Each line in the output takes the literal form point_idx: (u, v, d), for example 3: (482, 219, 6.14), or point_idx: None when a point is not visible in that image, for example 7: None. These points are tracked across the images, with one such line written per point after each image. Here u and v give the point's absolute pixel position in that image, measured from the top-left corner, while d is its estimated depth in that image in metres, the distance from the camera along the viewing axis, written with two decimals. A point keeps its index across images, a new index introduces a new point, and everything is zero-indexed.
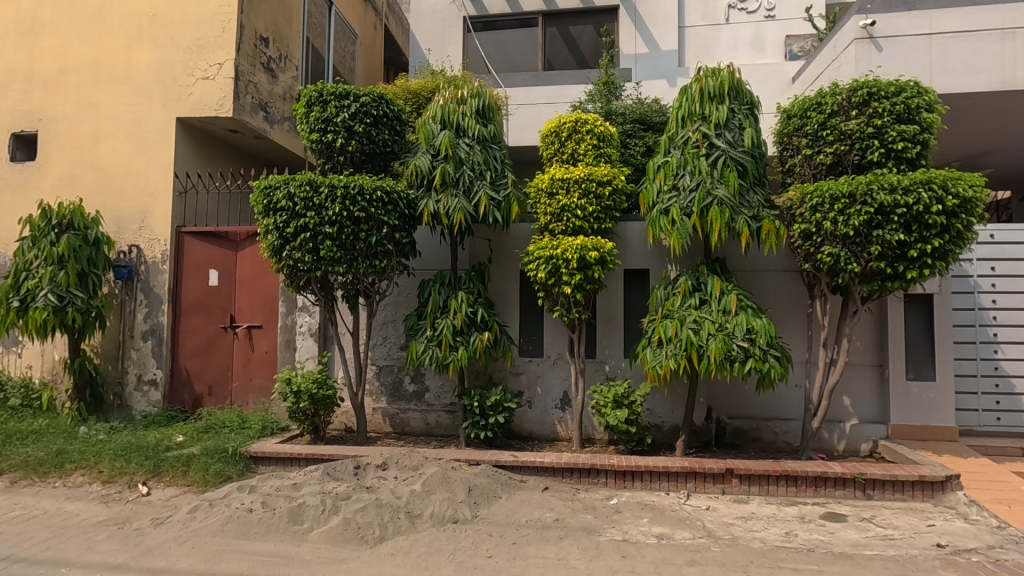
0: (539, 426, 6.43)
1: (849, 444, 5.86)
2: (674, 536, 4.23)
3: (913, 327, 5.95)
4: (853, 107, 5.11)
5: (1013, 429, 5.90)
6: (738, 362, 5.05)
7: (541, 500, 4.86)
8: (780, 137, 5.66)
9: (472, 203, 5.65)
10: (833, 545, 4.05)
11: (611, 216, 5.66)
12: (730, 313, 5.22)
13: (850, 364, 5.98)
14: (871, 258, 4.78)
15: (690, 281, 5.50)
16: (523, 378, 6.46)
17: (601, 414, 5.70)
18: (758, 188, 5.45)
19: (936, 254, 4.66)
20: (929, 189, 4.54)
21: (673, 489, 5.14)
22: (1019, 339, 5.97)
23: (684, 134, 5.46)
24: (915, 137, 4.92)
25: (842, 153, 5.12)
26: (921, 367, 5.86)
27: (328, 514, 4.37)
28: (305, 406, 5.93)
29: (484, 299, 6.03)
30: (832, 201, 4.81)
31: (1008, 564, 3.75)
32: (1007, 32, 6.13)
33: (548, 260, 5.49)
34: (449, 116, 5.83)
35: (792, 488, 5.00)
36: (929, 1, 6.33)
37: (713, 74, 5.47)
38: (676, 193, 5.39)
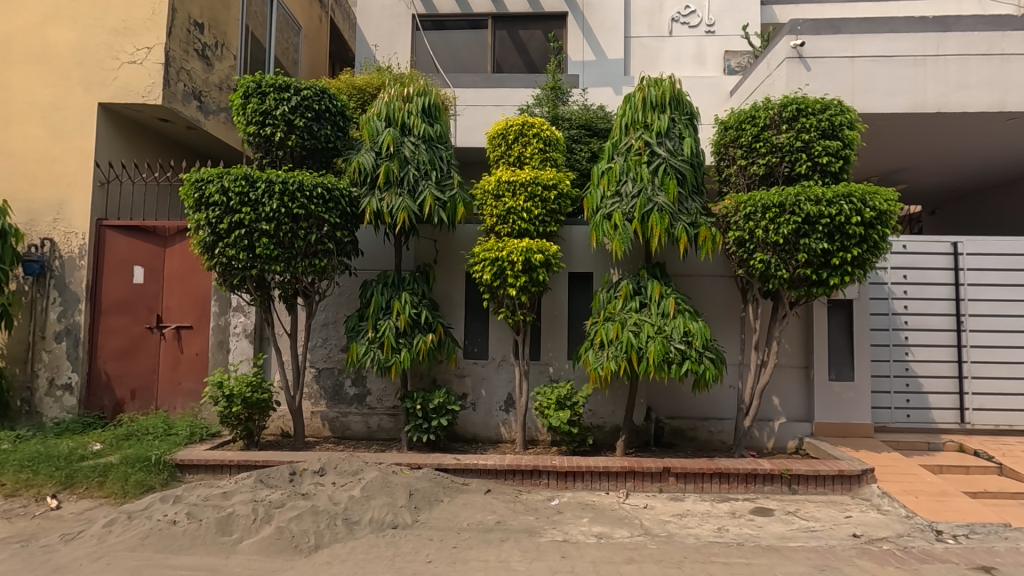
0: (482, 428, 6.40)
1: (777, 441, 6.17)
2: (613, 535, 4.31)
3: (836, 330, 6.33)
4: (783, 122, 5.39)
5: (922, 425, 6.38)
6: (675, 363, 5.21)
7: (483, 503, 4.85)
8: (717, 148, 5.91)
9: (417, 203, 5.57)
10: (761, 539, 4.25)
11: (556, 219, 5.72)
12: (669, 316, 5.38)
13: (779, 366, 6.30)
14: (798, 265, 5.07)
15: (632, 284, 5.65)
16: (467, 381, 6.43)
17: (544, 416, 5.76)
18: (696, 196, 5.65)
19: (856, 262, 4.97)
20: (849, 202, 4.85)
21: (613, 488, 5.25)
22: (927, 342, 6.46)
23: (627, 141, 5.60)
24: (838, 153, 5.23)
25: (774, 165, 5.38)
26: (842, 368, 6.24)
27: (260, 523, 4.18)
28: (238, 410, 5.67)
29: (429, 300, 5.95)
30: (764, 210, 5.05)
31: (916, 551, 4.04)
32: (920, 59, 6.65)
33: (493, 262, 5.49)
34: (394, 114, 5.73)
35: (724, 485, 5.20)
36: (853, 26, 6.76)
37: (655, 84, 5.63)
38: (619, 198, 5.53)
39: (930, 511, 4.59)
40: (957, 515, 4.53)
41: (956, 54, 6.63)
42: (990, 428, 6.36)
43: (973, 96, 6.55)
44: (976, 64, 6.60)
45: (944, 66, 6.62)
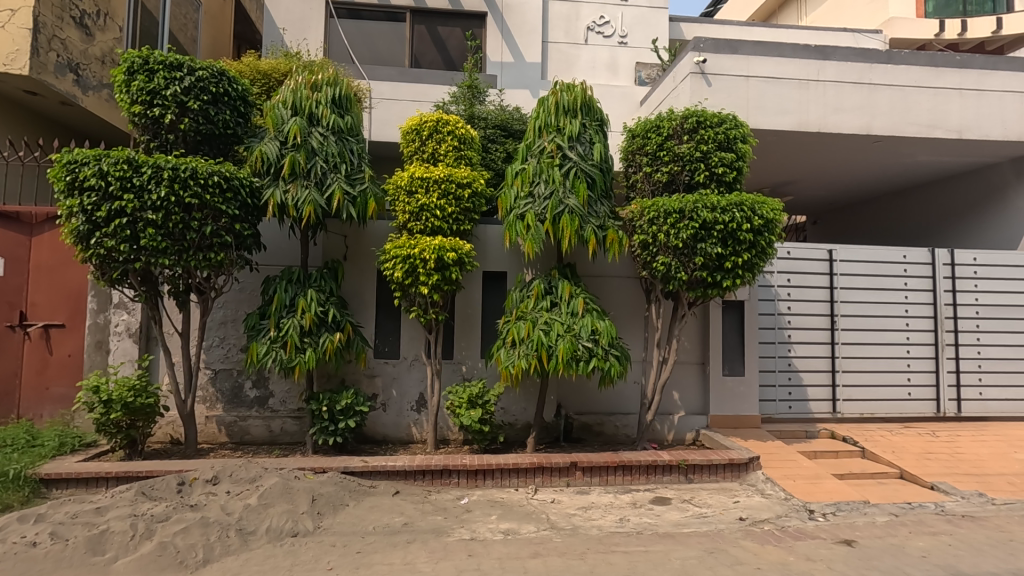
0: (393, 429, 6.27)
1: (677, 434, 6.56)
2: (520, 530, 4.37)
3: (731, 329, 6.82)
4: (685, 132, 5.71)
5: (801, 415, 7.02)
6: (583, 361, 5.37)
7: (391, 505, 4.75)
8: (625, 154, 6.18)
9: (324, 197, 5.34)
10: (658, 527, 4.49)
11: (470, 218, 5.71)
12: (578, 315, 5.54)
13: (679, 362, 6.70)
14: (696, 268, 5.40)
15: (543, 284, 5.77)
16: (377, 381, 6.26)
17: (456, 414, 5.74)
18: (606, 200, 5.86)
19: (746, 266, 5.37)
20: (741, 210, 5.22)
21: (523, 484, 5.33)
22: (806, 339, 7.12)
23: (540, 143, 5.72)
24: (733, 164, 5.60)
25: (675, 173, 5.69)
26: (734, 364, 6.75)
27: (139, 540, 3.84)
28: (118, 416, 5.16)
29: (337, 298, 5.73)
30: (666, 216, 5.35)
31: (791, 530, 4.44)
32: (804, 82, 7.32)
33: (405, 260, 5.40)
34: (301, 102, 5.48)
35: (627, 477, 5.44)
36: (749, 48, 7.30)
37: (567, 89, 5.78)
38: (531, 199, 5.64)
39: (804, 493, 5.08)
40: (826, 495, 5.04)
41: (833, 80, 7.36)
42: (857, 415, 7.12)
43: (847, 120, 7.31)
44: (850, 90, 7.37)
45: (824, 91, 7.33)
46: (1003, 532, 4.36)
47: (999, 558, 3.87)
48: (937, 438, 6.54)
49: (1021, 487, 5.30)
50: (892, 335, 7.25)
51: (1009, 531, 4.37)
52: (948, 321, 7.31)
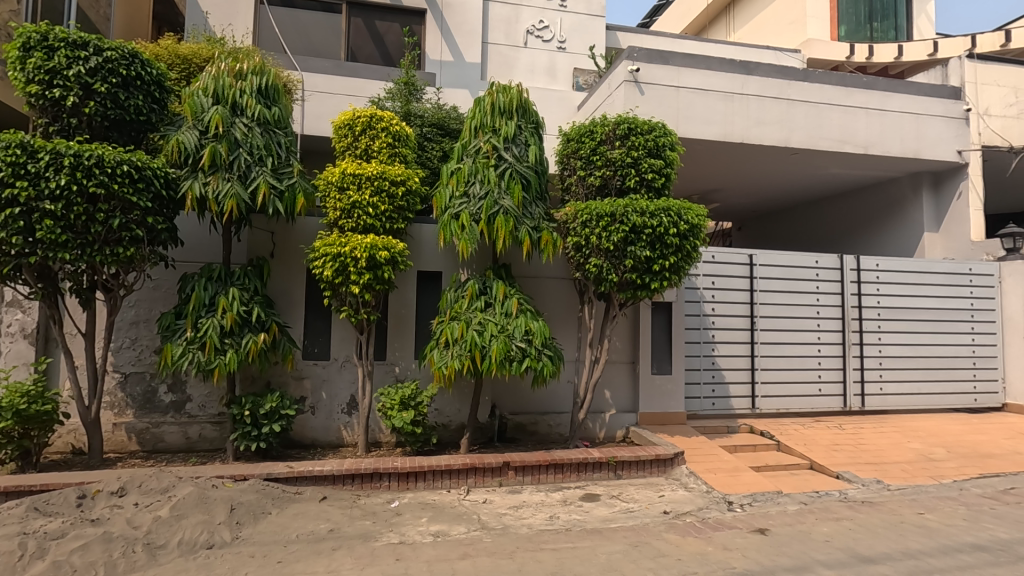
0: (322, 433, 6.07)
1: (608, 432, 6.74)
2: (450, 532, 4.34)
3: (659, 329, 7.08)
4: (617, 138, 5.86)
5: (723, 411, 7.38)
6: (516, 361, 5.39)
7: (316, 511, 4.59)
8: (561, 158, 6.28)
9: (248, 190, 5.10)
10: (586, 523, 4.58)
11: (404, 217, 5.62)
12: (511, 315, 5.56)
13: (611, 362, 6.89)
14: (626, 270, 5.56)
15: (478, 284, 5.77)
16: (305, 383, 6.04)
17: (388, 417, 5.63)
18: (541, 202, 5.93)
19: (672, 269, 5.58)
20: (668, 215, 5.42)
21: (455, 486, 5.29)
22: (728, 339, 7.49)
23: (476, 144, 5.73)
24: (662, 170, 5.78)
25: (608, 177, 5.82)
26: (662, 363, 7.01)
27: (30, 561, 3.52)
28: (8, 426, 4.69)
29: (262, 297, 5.47)
30: (598, 219, 5.48)
31: (710, 521, 4.65)
32: (729, 95, 7.71)
33: (335, 258, 5.24)
34: (223, 91, 5.21)
35: (559, 475, 5.53)
36: (679, 59, 7.60)
37: (503, 91, 5.82)
38: (466, 199, 5.64)
39: (724, 485, 5.34)
40: (744, 487, 5.32)
41: (755, 94, 7.79)
42: (774, 411, 7.57)
43: (767, 132, 7.77)
44: (770, 105, 7.83)
45: (747, 104, 7.75)
46: (896, 515, 4.76)
47: (891, 539, 4.22)
48: (843, 431, 7.05)
49: (913, 474, 5.81)
50: (805, 335, 7.75)
51: (901, 514, 4.78)
52: (854, 322, 7.90)
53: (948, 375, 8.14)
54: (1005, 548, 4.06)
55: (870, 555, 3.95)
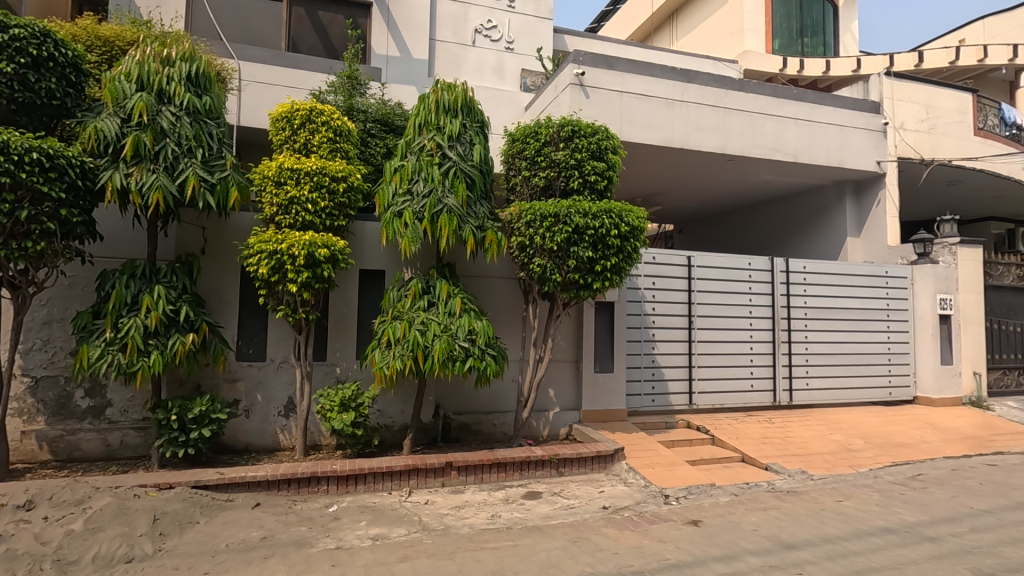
0: (257, 437, 5.84)
1: (552, 430, 6.83)
2: (389, 535, 4.27)
3: (602, 328, 7.23)
4: (561, 140, 5.94)
5: (662, 407, 7.62)
6: (459, 361, 5.36)
7: (249, 518, 4.42)
8: (506, 158, 6.31)
9: (175, 183, 4.83)
10: (527, 521, 4.62)
11: (345, 214, 5.49)
12: (455, 315, 5.53)
13: (555, 361, 7.00)
14: (569, 270, 5.64)
15: (421, 283, 5.71)
16: (239, 385, 5.80)
17: (327, 419, 5.48)
18: (485, 201, 5.93)
19: (614, 270, 5.69)
20: (610, 217, 5.53)
21: (396, 487, 5.21)
22: (668, 338, 7.73)
23: (420, 141, 5.68)
24: (604, 173, 5.88)
25: (552, 178, 5.89)
26: (604, 362, 7.17)
27: None
28: None
29: (191, 295, 5.20)
30: (542, 219, 5.53)
31: (647, 515, 4.79)
32: (670, 101, 7.96)
33: (271, 255, 5.05)
34: (148, 77, 4.92)
35: (501, 474, 5.54)
36: (623, 64, 7.77)
37: (448, 88, 5.79)
38: (410, 197, 5.57)
39: (662, 479, 5.52)
40: (680, 480, 5.51)
41: (694, 102, 8.08)
42: (709, 406, 7.88)
43: (705, 139, 8.08)
44: (708, 112, 8.14)
45: (687, 111, 8.02)
46: (818, 503, 5.06)
47: (813, 526, 4.48)
48: (772, 424, 7.43)
49: (833, 463, 6.19)
50: (739, 333, 8.11)
51: (822, 502, 5.08)
52: (783, 321, 8.33)
53: (867, 370, 8.71)
54: (911, 530, 4.39)
55: (794, 542, 4.17)
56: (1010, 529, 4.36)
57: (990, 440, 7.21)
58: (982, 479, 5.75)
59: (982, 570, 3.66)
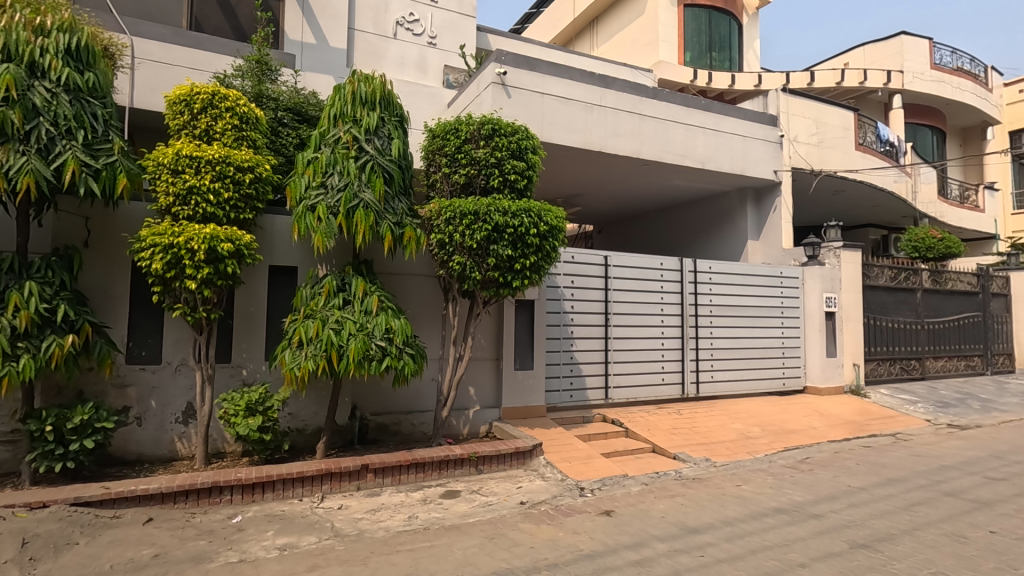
0: (150, 446, 5.37)
1: (472, 428, 6.84)
2: (299, 544, 4.07)
3: (521, 326, 7.32)
4: (481, 138, 5.94)
5: (580, 403, 7.83)
6: (375, 360, 5.21)
7: (139, 536, 4.06)
8: (426, 154, 6.23)
9: (51, 167, 4.35)
10: (445, 520, 4.58)
11: (252, 206, 5.17)
12: (371, 313, 5.37)
13: (475, 359, 7.00)
14: (489, 268, 5.65)
15: (335, 281, 5.51)
16: (129, 391, 5.31)
17: (231, 424, 5.15)
18: (404, 197, 5.80)
19: (533, 268, 5.77)
20: (529, 216, 5.60)
21: (308, 494, 4.99)
22: (586, 335, 7.95)
23: (335, 133, 5.48)
24: (524, 172, 5.93)
25: (472, 176, 5.87)
26: (524, 359, 7.26)
27: None
28: None
29: (70, 292, 4.70)
30: (461, 216, 5.51)
31: (563, 507, 4.90)
32: (589, 105, 8.19)
33: (166, 249, 4.67)
34: (17, 47, 4.38)
35: (420, 474, 5.45)
36: (544, 66, 7.89)
37: (365, 80, 5.63)
38: (324, 190, 5.35)
39: (578, 472, 5.67)
40: (595, 473, 5.69)
41: (611, 107, 8.36)
42: (624, 400, 8.20)
43: (621, 143, 8.40)
44: (624, 118, 8.46)
45: (604, 115, 8.29)
46: (719, 488, 5.41)
47: (714, 510, 4.77)
48: (681, 416, 7.85)
49: (734, 450, 6.65)
50: (651, 330, 8.49)
51: (723, 487, 5.44)
52: (691, 319, 8.82)
53: (765, 363, 9.41)
54: (799, 508, 4.79)
55: (697, 526, 4.42)
56: (880, 503, 4.88)
57: (866, 424, 8.04)
58: (859, 459, 6.40)
59: (857, 541, 4.06)
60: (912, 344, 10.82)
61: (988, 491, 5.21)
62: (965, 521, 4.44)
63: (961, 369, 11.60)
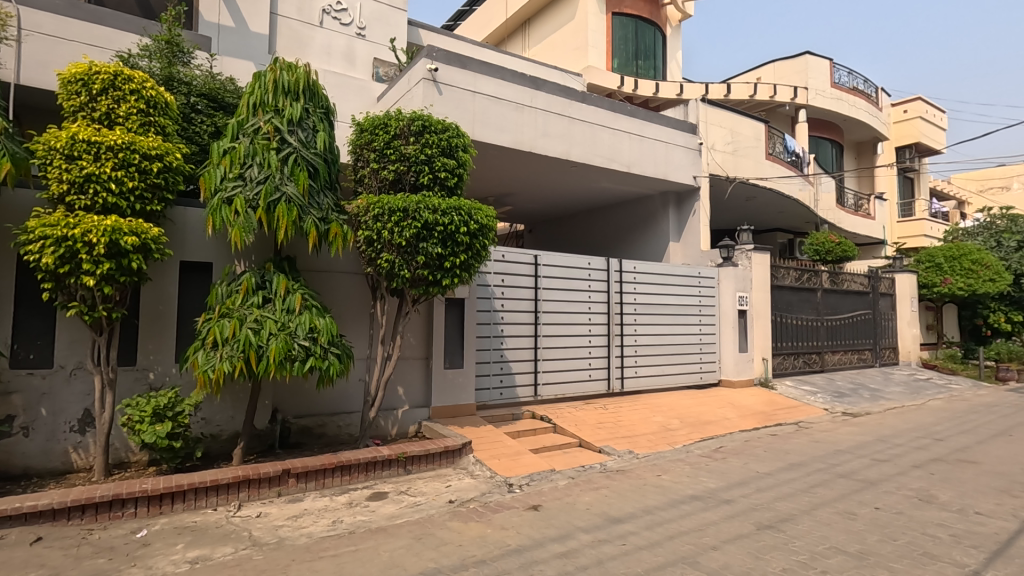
0: (40, 459, 4.88)
1: (400, 428, 6.74)
2: (212, 555, 3.85)
3: (451, 324, 7.29)
4: (411, 134, 5.85)
5: (509, 400, 7.91)
6: (298, 361, 5.00)
7: (26, 558, 3.69)
8: (354, 148, 6.07)
9: None
10: (371, 523, 4.49)
11: (161, 197, 4.82)
12: (294, 313, 5.15)
13: (403, 358, 6.91)
14: (418, 266, 5.58)
15: (255, 278, 5.25)
16: (13, 399, 4.80)
17: (135, 432, 4.77)
18: (329, 191, 5.62)
19: (463, 267, 5.76)
20: (459, 214, 5.58)
21: (223, 503, 4.71)
22: (515, 333, 8.04)
23: (255, 123, 5.23)
24: (454, 170, 5.90)
25: (401, 172, 5.78)
26: (454, 357, 7.24)
27: None
28: None
29: None
30: (390, 213, 5.40)
31: (492, 504, 4.94)
32: (520, 106, 8.28)
33: (58, 242, 4.25)
34: None
35: (345, 477, 5.30)
36: (476, 65, 7.88)
37: (288, 68, 5.40)
38: (242, 182, 5.07)
39: (507, 469, 5.73)
40: (524, 469, 5.78)
41: (541, 108, 8.49)
42: (552, 396, 8.37)
43: (550, 144, 8.56)
44: (554, 120, 8.63)
45: (534, 116, 8.42)
46: (641, 479, 5.66)
47: (636, 500, 4.98)
48: (606, 410, 8.13)
49: (655, 442, 6.97)
50: (579, 328, 8.72)
51: (644, 478, 5.70)
52: (617, 317, 9.14)
53: (684, 359, 9.92)
54: (713, 495, 5.10)
55: (620, 516, 4.60)
56: (783, 486, 5.29)
57: (773, 414, 8.68)
58: (766, 447, 6.90)
59: (763, 523, 4.38)
60: (813, 340, 11.78)
61: (875, 471, 5.77)
62: (854, 500, 4.90)
63: (854, 362, 12.76)
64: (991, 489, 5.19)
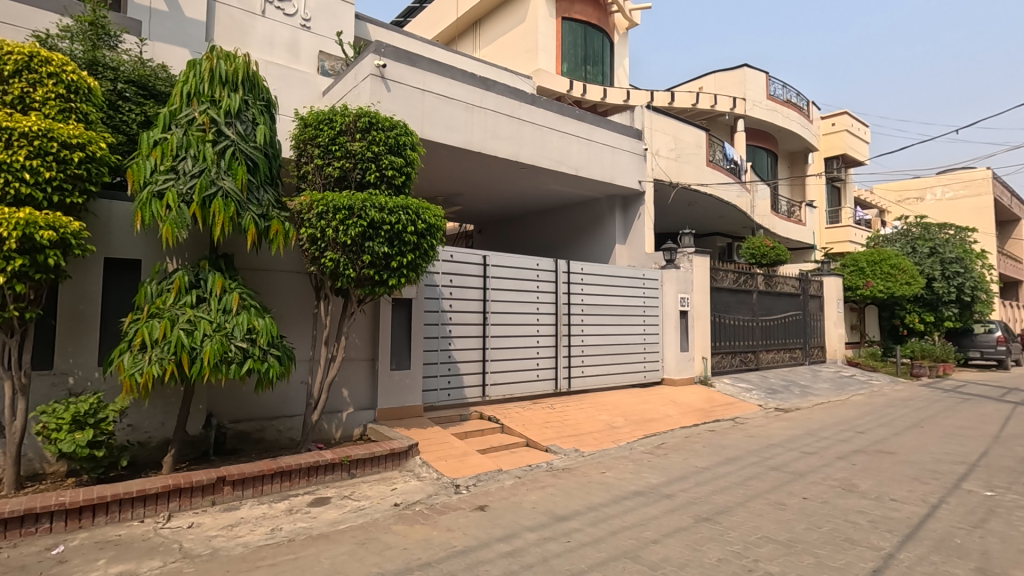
0: None
1: (344, 431, 6.58)
2: (138, 570, 3.63)
3: (398, 325, 7.19)
4: (357, 130, 5.72)
5: (457, 401, 7.87)
6: (234, 363, 4.78)
7: None
8: (297, 143, 5.88)
9: None
10: (313, 529, 4.36)
11: (82, 189, 4.51)
12: (230, 313, 4.93)
13: (348, 359, 6.75)
14: (364, 265, 5.47)
15: (188, 277, 5.00)
16: None
17: (51, 442, 4.43)
18: (270, 187, 5.41)
19: (410, 266, 5.67)
20: (406, 213, 5.50)
21: (151, 514, 4.45)
22: (463, 333, 8.01)
23: (189, 113, 4.97)
24: (402, 169, 5.81)
25: (347, 169, 5.64)
26: (400, 358, 7.14)
27: None
28: None
29: None
30: (334, 211, 5.26)
31: (438, 506, 4.90)
32: (470, 106, 8.26)
33: None
34: None
35: (285, 483, 5.12)
36: (425, 63, 7.80)
37: (225, 58, 5.16)
38: (174, 175, 4.82)
39: (453, 470, 5.70)
40: (470, 469, 5.76)
41: (491, 109, 8.51)
42: (500, 396, 8.38)
43: (500, 145, 8.58)
44: (503, 121, 8.66)
45: (484, 117, 8.42)
46: (586, 476, 5.76)
47: (581, 497, 5.07)
48: (553, 409, 8.23)
49: (600, 440, 7.12)
50: (527, 328, 8.78)
51: (589, 475, 5.80)
52: (564, 317, 9.27)
53: (628, 358, 10.17)
54: (654, 490, 5.26)
55: (565, 514, 4.67)
56: (720, 480, 5.53)
57: (711, 411, 9.04)
58: (704, 443, 7.18)
59: (701, 516, 4.56)
60: (749, 339, 12.35)
61: (803, 463, 6.12)
62: (785, 491, 5.18)
63: (786, 360, 13.47)
64: (905, 478, 5.60)
